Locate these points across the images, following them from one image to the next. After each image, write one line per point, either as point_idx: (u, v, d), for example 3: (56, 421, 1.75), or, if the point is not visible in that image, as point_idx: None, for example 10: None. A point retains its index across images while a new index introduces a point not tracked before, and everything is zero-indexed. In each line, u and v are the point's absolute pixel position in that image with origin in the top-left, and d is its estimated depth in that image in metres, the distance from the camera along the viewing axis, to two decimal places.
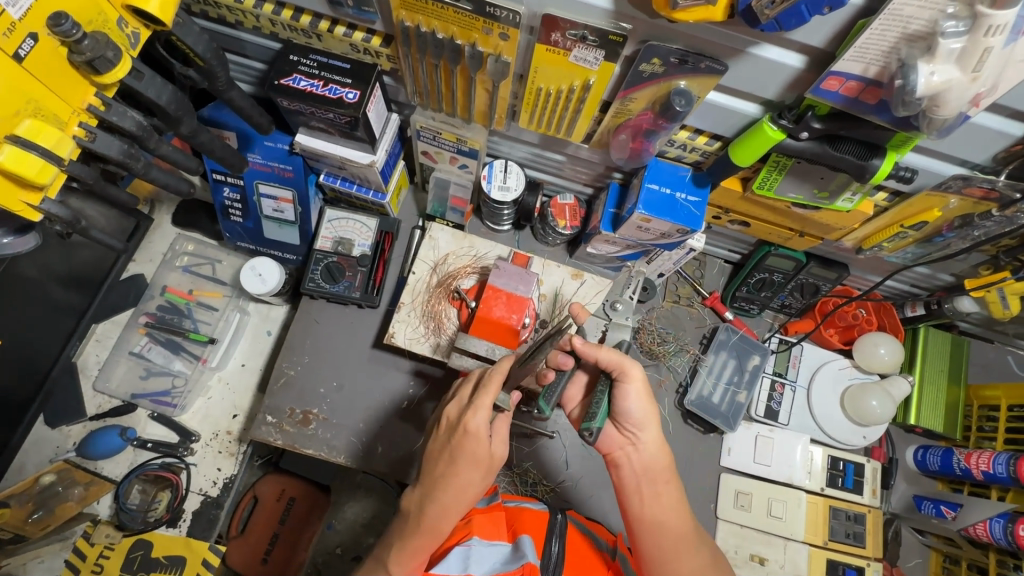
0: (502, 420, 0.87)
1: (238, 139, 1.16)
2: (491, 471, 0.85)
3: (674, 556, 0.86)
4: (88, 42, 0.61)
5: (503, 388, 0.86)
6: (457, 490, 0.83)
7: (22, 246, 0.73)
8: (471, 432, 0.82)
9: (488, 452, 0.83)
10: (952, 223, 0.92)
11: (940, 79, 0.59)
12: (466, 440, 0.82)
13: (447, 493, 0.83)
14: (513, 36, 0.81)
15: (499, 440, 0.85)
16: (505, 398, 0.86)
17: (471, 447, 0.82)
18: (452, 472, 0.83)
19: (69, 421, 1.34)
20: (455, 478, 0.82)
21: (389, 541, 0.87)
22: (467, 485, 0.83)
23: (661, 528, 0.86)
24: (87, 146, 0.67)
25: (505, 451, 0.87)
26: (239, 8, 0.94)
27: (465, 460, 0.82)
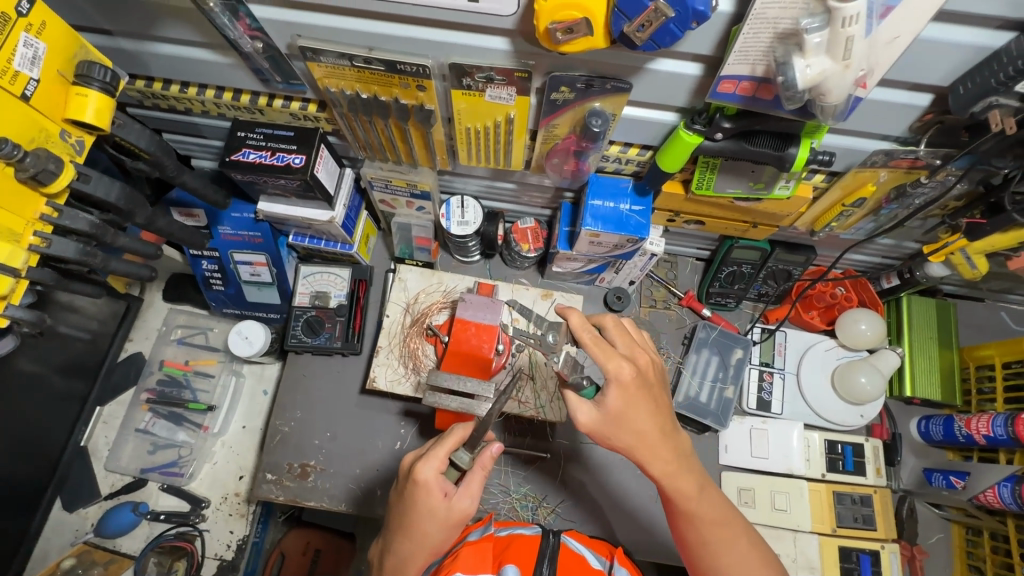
0: (474, 474, 0.86)
1: (207, 216, 1.24)
2: (454, 526, 0.84)
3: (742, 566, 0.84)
4: (30, 159, 0.67)
5: (463, 445, 0.87)
6: (416, 540, 0.83)
7: (1, 349, 0.78)
8: (421, 482, 0.83)
9: (444, 505, 0.83)
10: (889, 196, 0.94)
11: (815, 71, 0.62)
12: (417, 492, 0.83)
13: (405, 545, 0.84)
14: (429, 86, 0.85)
15: (464, 493, 0.84)
16: (467, 457, 0.86)
17: (423, 498, 0.83)
18: (408, 523, 0.83)
19: (85, 503, 1.40)
20: (413, 529, 0.83)
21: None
22: (426, 535, 0.83)
23: (700, 539, 0.85)
24: (44, 251, 0.72)
25: (471, 505, 0.85)
26: (184, 97, 1.01)
27: (420, 512, 0.83)
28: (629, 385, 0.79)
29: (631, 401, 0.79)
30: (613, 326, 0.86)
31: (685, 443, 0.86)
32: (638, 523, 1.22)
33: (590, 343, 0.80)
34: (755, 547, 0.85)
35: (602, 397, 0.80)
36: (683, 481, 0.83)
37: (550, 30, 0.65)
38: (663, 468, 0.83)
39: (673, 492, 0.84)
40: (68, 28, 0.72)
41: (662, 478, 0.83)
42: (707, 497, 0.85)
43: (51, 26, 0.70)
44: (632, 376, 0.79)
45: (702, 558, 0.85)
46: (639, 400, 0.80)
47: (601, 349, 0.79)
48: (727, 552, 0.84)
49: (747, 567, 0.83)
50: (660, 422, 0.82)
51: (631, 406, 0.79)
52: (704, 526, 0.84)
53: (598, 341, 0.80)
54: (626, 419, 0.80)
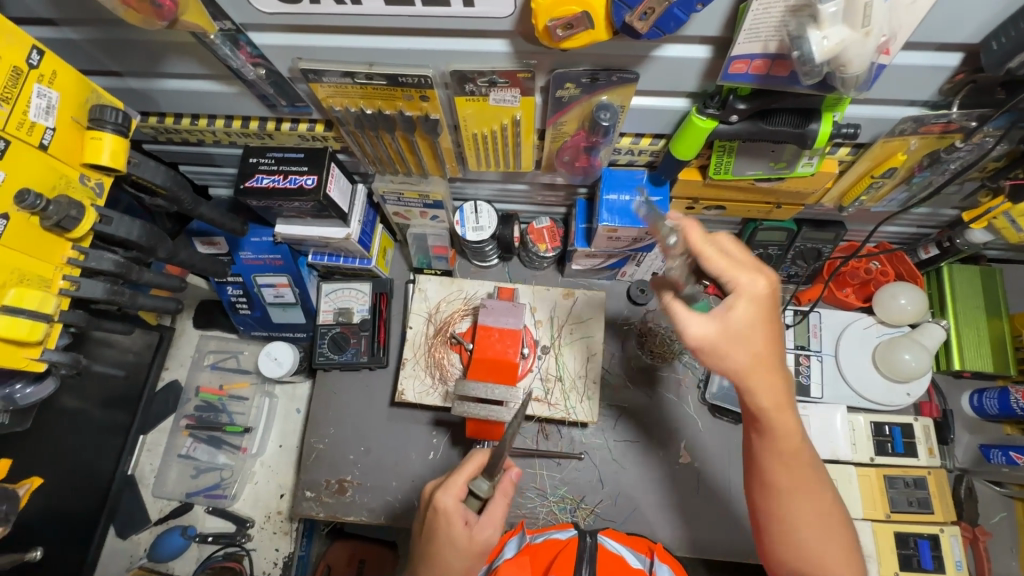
0: (494, 502, 0.85)
1: (227, 243, 1.26)
2: (479, 556, 0.82)
3: (824, 531, 0.74)
4: (53, 207, 0.68)
5: (482, 472, 0.85)
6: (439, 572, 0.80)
7: (44, 391, 0.81)
8: (441, 511, 0.82)
9: (467, 535, 0.81)
10: (922, 162, 0.89)
11: (833, 41, 0.59)
12: (437, 521, 0.82)
13: (429, 575, 0.81)
14: (431, 96, 0.85)
15: (487, 522, 0.83)
16: (486, 485, 0.84)
17: (444, 528, 0.81)
18: (431, 553, 0.81)
19: (137, 530, 1.44)
20: (435, 560, 0.80)
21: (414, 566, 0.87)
22: (449, 567, 0.80)
23: (793, 488, 0.74)
24: (74, 294, 0.74)
25: (492, 535, 0.83)
26: (196, 129, 1.03)
27: (441, 542, 0.81)
28: (762, 300, 0.69)
29: (757, 320, 0.69)
30: (727, 240, 0.73)
31: (785, 390, 0.76)
32: (681, 519, 1.19)
33: (713, 256, 0.70)
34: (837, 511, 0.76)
35: (724, 309, 0.69)
36: (789, 425, 0.72)
37: (549, 28, 0.63)
38: (771, 403, 0.71)
39: (772, 434, 0.72)
40: (77, 75, 0.73)
41: (762, 413, 0.72)
42: (807, 450, 0.74)
43: (61, 74, 0.71)
44: (767, 292, 0.69)
45: (781, 504, 0.75)
46: (764, 323, 0.69)
47: (729, 259, 0.69)
48: (807, 503, 0.74)
49: (830, 526, 0.74)
50: (778, 361, 0.71)
51: (757, 327, 0.69)
52: (797, 477, 0.74)
53: (724, 256, 0.71)
54: (748, 340, 0.69)
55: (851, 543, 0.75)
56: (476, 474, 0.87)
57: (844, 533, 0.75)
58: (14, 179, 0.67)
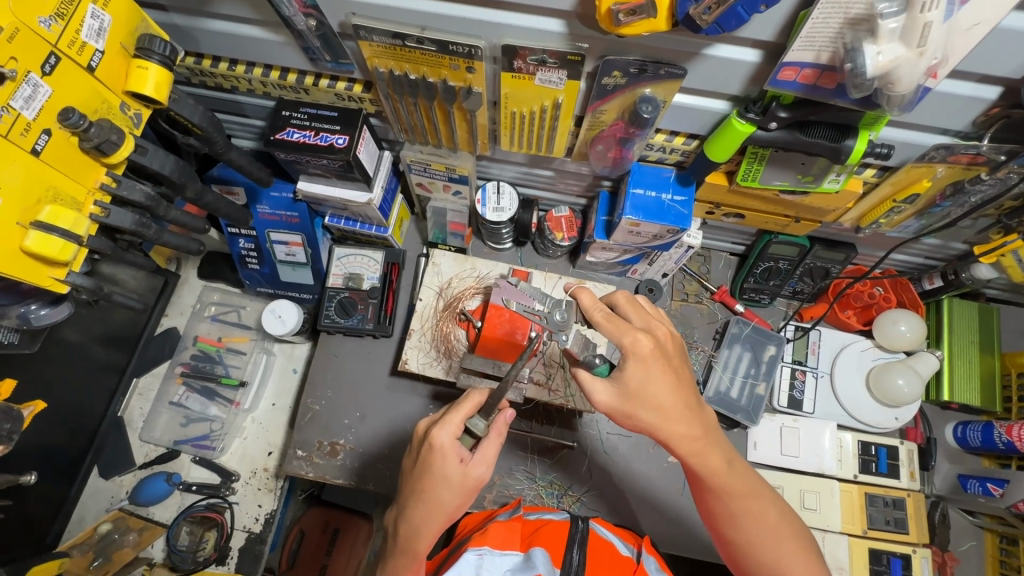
0: (491, 439, 0.87)
1: (247, 194, 1.25)
2: (469, 492, 0.85)
3: (775, 556, 0.82)
4: (94, 129, 0.68)
5: (478, 412, 0.87)
6: (431, 506, 0.84)
7: (57, 316, 0.82)
8: (436, 447, 0.85)
9: (460, 471, 0.84)
10: (945, 191, 0.90)
11: (888, 57, 0.61)
12: (432, 456, 0.85)
13: (420, 510, 0.85)
14: (478, 68, 0.85)
15: (480, 459, 0.86)
16: (481, 424, 0.86)
17: (438, 463, 0.84)
18: (423, 489, 0.85)
19: (120, 472, 1.43)
20: (427, 495, 0.84)
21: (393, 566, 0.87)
22: (441, 502, 0.84)
23: (731, 516, 0.84)
24: (103, 221, 0.74)
25: (485, 472, 0.86)
26: (232, 75, 1.02)
27: (436, 477, 0.84)
28: (649, 356, 0.79)
29: (651, 373, 0.79)
30: (625, 300, 0.87)
31: (711, 417, 0.86)
32: (665, 515, 1.22)
33: (602, 320, 0.81)
34: (780, 522, 0.84)
35: (620, 372, 0.80)
36: (711, 458, 0.83)
37: (613, 11, 0.64)
38: (688, 444, 0.82)
39: (701, 468, 0.83)
40: (131, 2, 0.73)
41: (690, 456, 0.83)
42: (735, 484, 0.84)
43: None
44: (651, 349, 0.79)
45: (731, 539, 0.85)
46: (658, 373, 0.79)
47: (614, 325, 0.80)
48: (761, 529, 0.83)
49: (779, 536, 0.83)
50: (681, 396, 0.81)
51: (649, 381, 0.79)
52: (730, 502, 0.84)
53: (608, 317, 0.81)
54: (636, 402, 0.80)
55: (805, 546, 0.84)
56: (473, 415, 0.88)
57: (794, 540, 0.83)
58: (60, 96, 0.66)
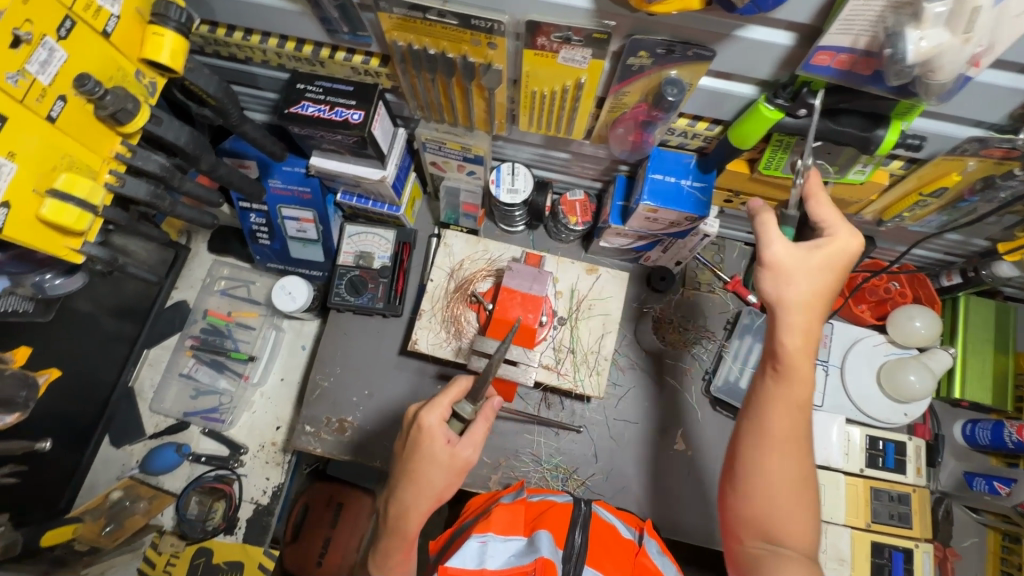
0: (481, 420, 0.88)
1: (259, 167, 1.23)
2: (457, 473, 0.86)
3: (786, 493, 0.77)
4: (109, 97, 0.67)
5: (466, 397, 0.88)
6: (420, 487, 0.85)
7: (72, 285, 0.83)
8: (425, 429, 0.86)
9: (448, 451, 0.85)
10: (974, 186, 0.88)
11: (930, 44, 0.58)
12: (420, 437, 0.86)
13: (409, 491, 0.86)
14: (501, 44, 0.83)
15: (467, 442, 0.87)
16: (469, 409, 0.87)
17: (426, 445, 0.85)
18: (411, 471, 0.85)
19: (131, 440, 1.45)
20: (414, 476, 0.85)
21: (382, 548, 0.88)
22: (429, 481, 0.85)
23: (776, 439, 0.78)
24: (118, 190, 0.74)
25: (472, 454, 0.87)
26: (247, 45, 1.00)
27: (422, 457, 0.85)
28: (844, 257, 0.76)
29: (817, 266, 0.76)
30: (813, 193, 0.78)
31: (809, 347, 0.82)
32: (670, 502, 1.22)
33: (822, 203, 0.78)
34: (812, 475, 0.79)
35: (813, 248, 0.76)
36: (806, 367, 0.78)
37: None
38: (798, 344, 0.77)
39: (791, 370, 0.78)
40: None
41: (795, 352, 0.77)
42: (801, 416, 0.79)
43: None
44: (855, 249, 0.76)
45: (766, 457, 0.78)
46: (835, 274, 0.77)
47: (837, 217, 0.77)
48: (798, 462, 0.78)
49: (805, 481, 0.78)
50: (822, 302, 0.77)
51: (820, 270, 0.76)
52: (789, 422, 0.78)
53: (829, 207, 0.78)
54: (799, 286, 0.76)
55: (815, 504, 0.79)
56: (461, 399, 0.89)
57: (812, 493, 0.78)
58: (75, 62, 0.65)
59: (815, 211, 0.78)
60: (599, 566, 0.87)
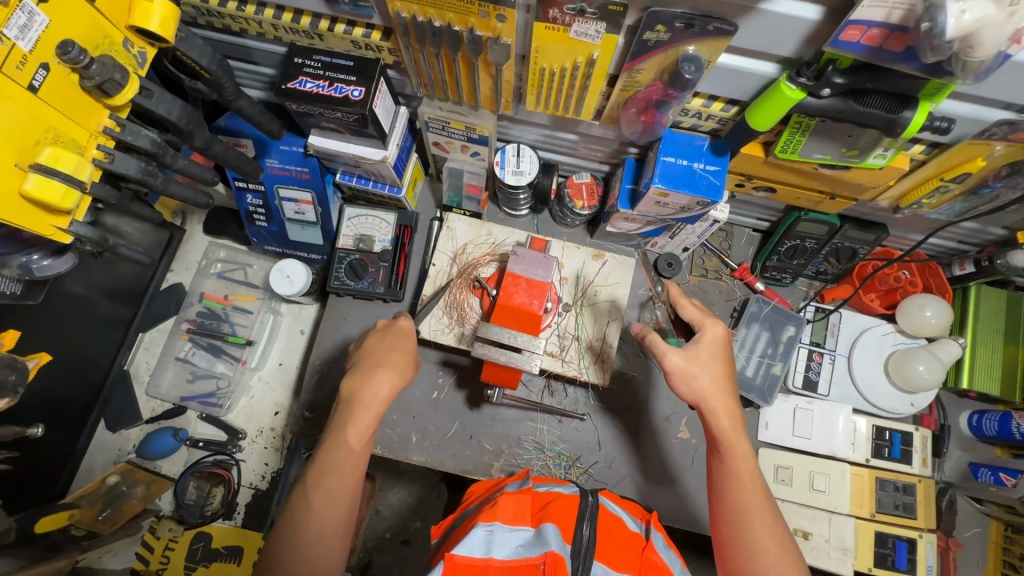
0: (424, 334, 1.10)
1: (255, 146, 1.19)
2: (414, 365, 0.99)
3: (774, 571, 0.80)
4: (96, 67, 0.63)
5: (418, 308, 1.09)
6: (387, 367, 0.95)
7: (61, 267, 0.79)
8: (396, 323, 1.02)
9: (410, 340, 1.00)
10: (999, 171, 0.85)
11: (972, 18, 0.54)
12: (393, 330, 1.01)
13: (381, 371, 0.94)
14: (510, 17, 0.79)
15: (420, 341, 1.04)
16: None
17: (396, 335, 1.01)
18: (382, 355, 0.97)
19: (127, 425, 1.43)
20: (383, 359, 0.96)
21: (338, 426, 0.90)
22: (399, 360, 0.96)
23: (740, 514, 0.85)
24: (107, 167, 0.70)
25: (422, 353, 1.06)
26: (241, 16, 0.95)
27: (395, 342, 0.99)
28: (718, 341, 0.93)
29: (707, 353, 0.92)
30: (693, 308, 0.97)
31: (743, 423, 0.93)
32: (675, 491, 1.21)
33: (686, 304, 0.98)
34: (790, 539, 0.84)
35: (695, 344, 0.92)
36: (739, 440, 0.89)
37: None
38: (724, 422, 0.90)
39: (728, 447, 0.89)
40: None
41: (726, 430, 0.89)
42: (754, 486, 0.87)
43: None
44: (724, 336, 0.94)
45: (749, 535, 0.83)
46: (719, 355, 0.93)
47: (701, 311, 0.96)
48: (767, 530, 0.83)
49: (786, 552, 0.82)
50: (726, 387, 0.91)
51: (708, 358, 0.92)
52: (745, 495, 0.86)
53: (697, 308, 0.97)
54: (699, 371, 0.90)
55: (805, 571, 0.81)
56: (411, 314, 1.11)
57: (795, 562, 0.81)
58: (58, 28, 0.61)
59: (685, 311, 0.97)
60: (610, 563, 0.85)
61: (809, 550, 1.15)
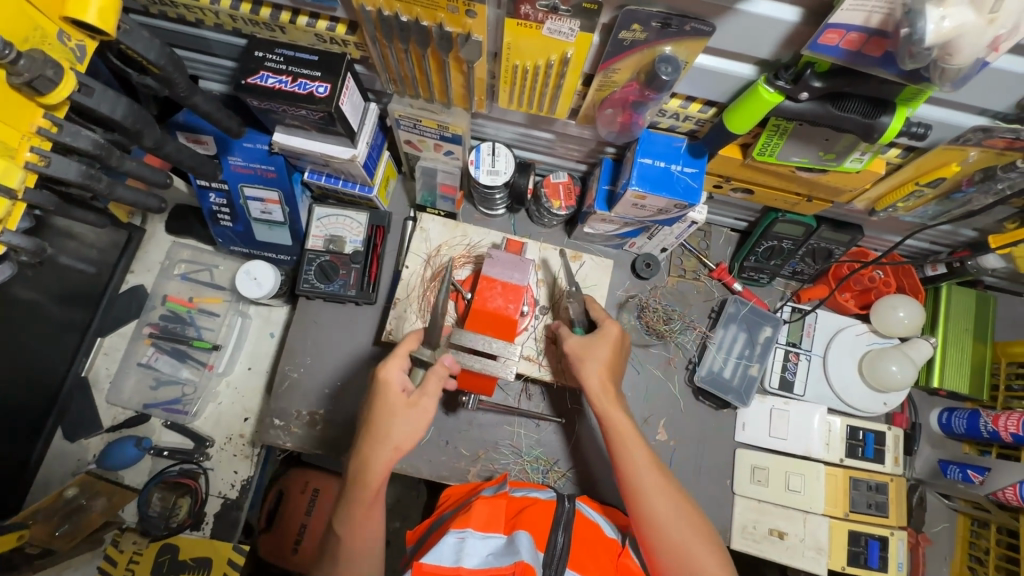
0: (432, 377, 0.93)
1: (216, 143, 1.13)
2: (420, 425, 0.91)
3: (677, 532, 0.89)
4: (24, 62, 0.57)
5: (424, 343, 0.98)
6: (377, 437, 0.89)
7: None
8: (383, 378, 0.92)
9: (404, 399, 0.91)
10: (973, 177, 0.85)
11: (952, 24, 0.53)
12: (381, 390, 0.91)
13: (370, 444, 0.89)
14: (481, 13, 0.75)
15: (423, 393, 0.92)
16: (427, 353, 0.97)
17: (383, 395, 0.91)
18: (374, 423, 0.90)
19: (86, 434, 1.36)
20: (377, 427, 0.90)
21: (344, 502, 0.90)
22: (391, 428, 0.89)
23: (638, 487, 0.92)
24: (42, 171, 0.64)
25: (430, 403, 0.92)
26: (196, 6, 0.90)
27: (381, 408, 0.90)
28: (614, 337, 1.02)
29: (600, 345, 1.01)
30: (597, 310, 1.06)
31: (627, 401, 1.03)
32: None
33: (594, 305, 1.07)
34: (688, 501, 0.93)
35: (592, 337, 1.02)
36: (620, 418, 0.98)
37: None
38: (607, 402, 0.98)
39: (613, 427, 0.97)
40: None
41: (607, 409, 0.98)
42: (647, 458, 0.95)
43: None
44: (618, 335, 1.03)
45: (650, 506, 0.90)
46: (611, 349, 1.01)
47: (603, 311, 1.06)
48: (664, 497, 0.91)
49: (684, 514, 0.91)
50: (612, 371, 1.01)
51: (601, 348, 1.01)
52: (641, 468, 0.94)
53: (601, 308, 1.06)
54: (591, 356, 1.00)
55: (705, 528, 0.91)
56: (418, 347, 0.97)
57: (694, 522, 0.90)
58: None
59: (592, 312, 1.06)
60: (581, 568, 0.84)
61: (784, 550, 1.16)
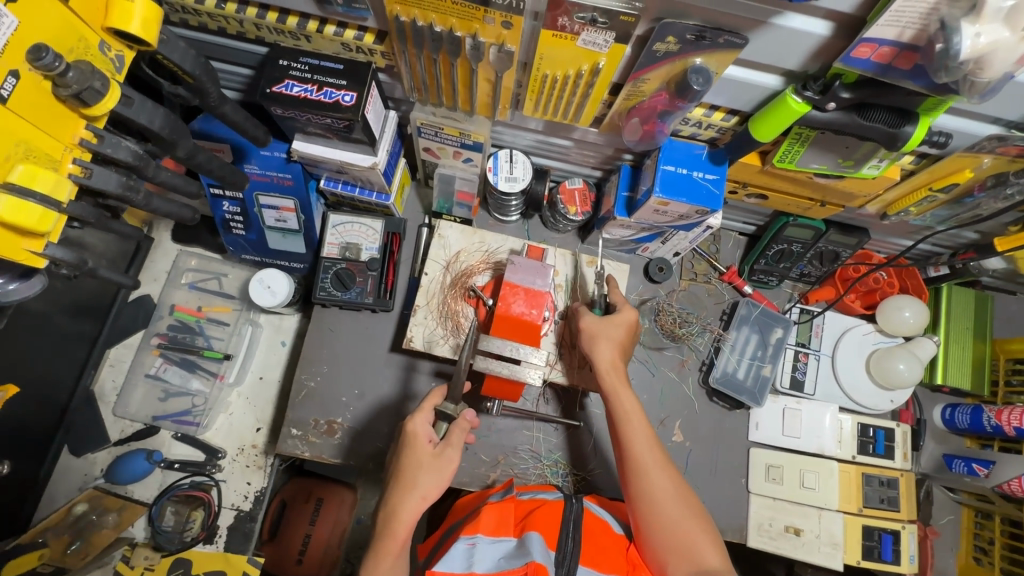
0: (457, 430, 0.91)
1: (232, 151, 1.12)
2: (445, 478, 0.87)
3: (668, 509, 0.90)
4: (72, 74, 0.57)
5: (447, 397, 0.96)
6: (405, 488, 0.86)
7: (28, 291, 0.71)
8: (410, 432, 0.90)
9: (429, 450, 0.88)
10: (985, 182, 0.89)
11: (986, 41, 0.56)
12: (408, 443, 0.89)
13: (397, 493, 0.86)
14: (515, 23, 0.77)
15: (448, 446, 0.89)
16: (451, 407, 0.94)
17: (408, 448, 0.89)
18: (398, 475, 0.87)
19: (93, 449, 1.33)
20: (402, 478, 0.87)
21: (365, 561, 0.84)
22: (416, 482, 0.86)
23: (637, 461, 0.94)
24: (84, 182, 0.64)
25: (455, 455, 0.89)
26: (221, 14, 0.89)
27: (406, 463, 0.88)
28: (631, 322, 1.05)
29: (615, 326, 1.03)
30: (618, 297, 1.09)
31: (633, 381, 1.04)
32: None
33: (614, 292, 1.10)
34: (684, 482, 0.94)
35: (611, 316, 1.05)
36: (625, 396, 0.99)
37: None
38: (613, 380, 0.99)
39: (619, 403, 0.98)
40: None
41: (611, 386, 0.99)
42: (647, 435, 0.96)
43: None
44: (633, 321, 1.05)
45: (648, 481, 0.92)
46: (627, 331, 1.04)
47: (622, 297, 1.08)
48: (663, 474, 0.92)
49: (680, 491, 0.92)
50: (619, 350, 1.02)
51: (616, 327, 1.03)
52: (639, 444, 0.95)
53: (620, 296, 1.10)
54: (603, 334, 1.02)
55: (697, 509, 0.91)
56: (441, 403, 0.95)
57: (687, 502, 0.91)
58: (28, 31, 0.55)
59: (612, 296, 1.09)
60: (594, 565, 0.85)
61: (801, 546, 1.19)
